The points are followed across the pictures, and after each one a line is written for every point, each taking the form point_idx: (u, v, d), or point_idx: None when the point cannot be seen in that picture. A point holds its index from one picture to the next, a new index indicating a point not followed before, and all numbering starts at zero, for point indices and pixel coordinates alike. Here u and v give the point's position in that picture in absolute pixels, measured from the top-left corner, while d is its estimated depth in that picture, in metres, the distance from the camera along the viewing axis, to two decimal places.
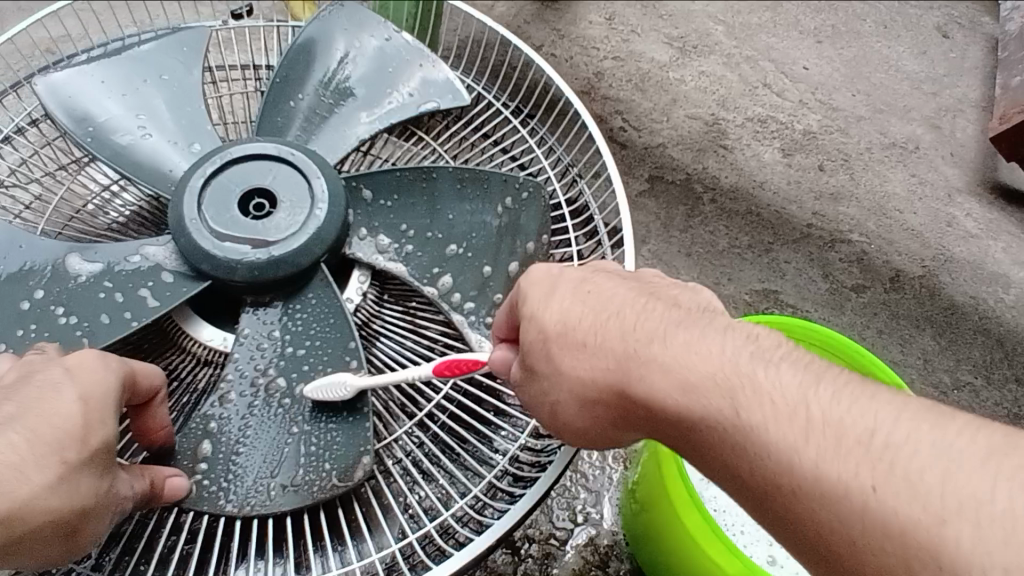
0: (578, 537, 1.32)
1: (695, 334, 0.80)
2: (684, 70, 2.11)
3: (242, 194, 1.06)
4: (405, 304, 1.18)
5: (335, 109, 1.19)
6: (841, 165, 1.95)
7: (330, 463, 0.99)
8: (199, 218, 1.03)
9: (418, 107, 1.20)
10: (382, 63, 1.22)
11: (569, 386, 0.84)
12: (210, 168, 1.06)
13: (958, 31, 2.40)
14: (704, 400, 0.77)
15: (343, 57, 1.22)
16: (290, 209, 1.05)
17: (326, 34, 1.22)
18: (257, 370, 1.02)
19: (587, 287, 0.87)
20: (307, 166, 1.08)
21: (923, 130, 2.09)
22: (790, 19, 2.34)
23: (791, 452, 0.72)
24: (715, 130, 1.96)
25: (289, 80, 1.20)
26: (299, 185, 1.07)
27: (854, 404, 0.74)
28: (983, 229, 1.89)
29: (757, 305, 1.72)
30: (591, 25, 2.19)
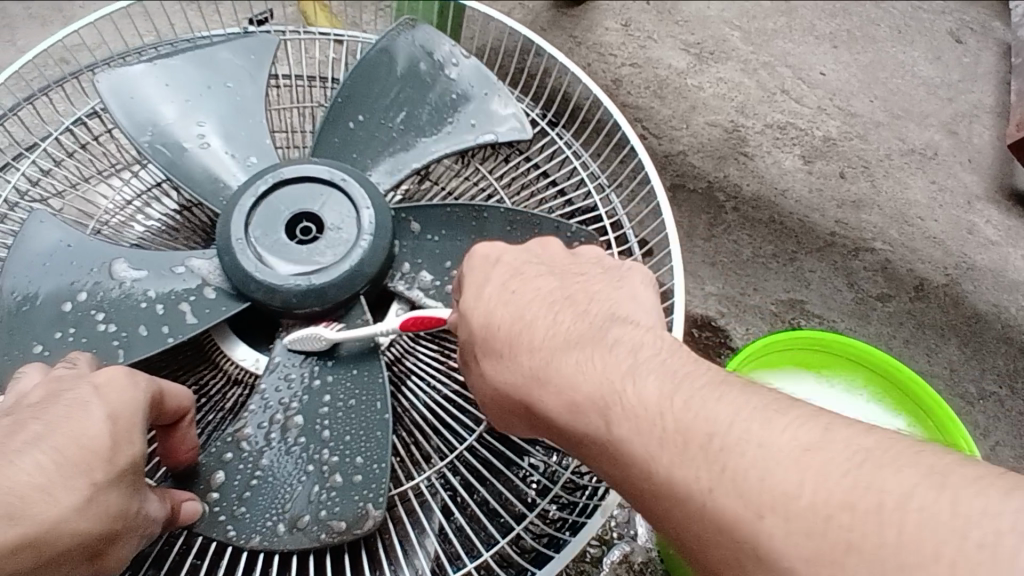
0: (611, 555, 1.30)
1: (584, 353, 0.76)
2: (702, 76, 2.10)
3: (292, 217, 1.05)
4: (440, 343, 1.14)
5: (393, 134, 1.19)
6: (861, 172, 1.94)
7: (341, 509, 0.94)
8: (246, 237, 1.03)
9: (476, 139, 1.19)
10: (443, 87, 1.21)
11: (488, 392, 0.84)
12: (262, 185, 1.06)
13: (971, 36, 2.39)
14: (586, 416, 0.74)
15: (402, 78, 1.21)
16: (337, 237, 1.04)
17: (392, 56, 1.21)
18: (282, 403, 1.00)
19: (512, 287, 0.86)
20: (357, 194, 1.07)
21: (941, 137, 2.09)
22: (806, 25, 2.33)
23: (647, 462, 0.70)
24: (734, 137, 1.95)
25: (351, 101, 1.19)
26: (349, 213, 1.06)
27: (705, 406, 0.69)
28: (1004, 236, 1.88)
29: (781, 315, 1.72)
30: (607, 31, 2.18)
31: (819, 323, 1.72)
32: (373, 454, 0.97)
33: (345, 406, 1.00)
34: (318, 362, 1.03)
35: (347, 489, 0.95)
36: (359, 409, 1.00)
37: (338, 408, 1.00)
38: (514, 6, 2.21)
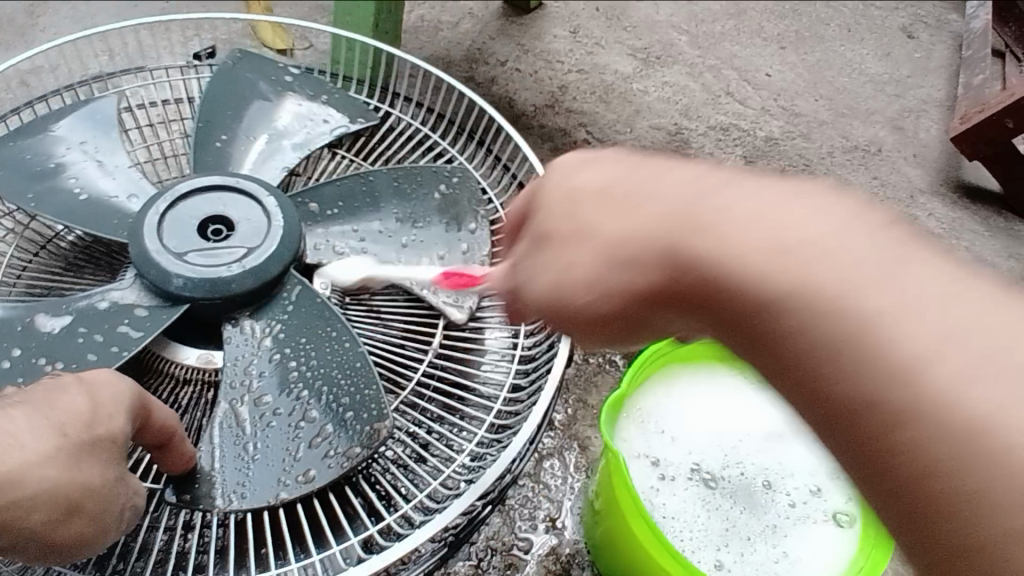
0: (546, 543, 1.33)
1: (759, 182, 0.69)
2: (648, 81, 2.15)
3: (199, 223, 1.11)
4: (366, 302, 1.27)
5: (258, 146, 1.27)
6: (803, 170, 2.00)
7: (336, 449, 1.01)
8: (161, 249, 1.07)
9: (333, 131, 1.30)
10: (290, 97, 1.31)
11: (596, 243, 0.70)
12: (163, 204, 1.12)
13: (923, 31, 2.45)
14: (794, 262, 0.65)
15: (248, 95, 1.30)
16: (251, 227, 1.11)
17: (224, 80, 1.31)
18: (252, 381, 1.07)
19: (578, 188, 0.75)
20: (254, 189, 1.15)
21: (886, 133, 2.13)
22: (754, 27, 2.38)
23: (861, 318, 0.63)
24: (678, 139, 2.02)
25: (211, 123, 1.28)
26: (251, 206, 1.14)
27: (897, 250, 0.64)
28: (946, 229, 1.93)
29: None
30: (555, 38, 2.23)
31: None
32: (354, 393, 1.06)
33: (310, 368, 1.08)
34: (273, 338, 1.10)
35: (331, 435, 1.02)
36: (332, 361, 1.09)
37: (308, 369, 1.08)
38: (463, 17, 2.26)
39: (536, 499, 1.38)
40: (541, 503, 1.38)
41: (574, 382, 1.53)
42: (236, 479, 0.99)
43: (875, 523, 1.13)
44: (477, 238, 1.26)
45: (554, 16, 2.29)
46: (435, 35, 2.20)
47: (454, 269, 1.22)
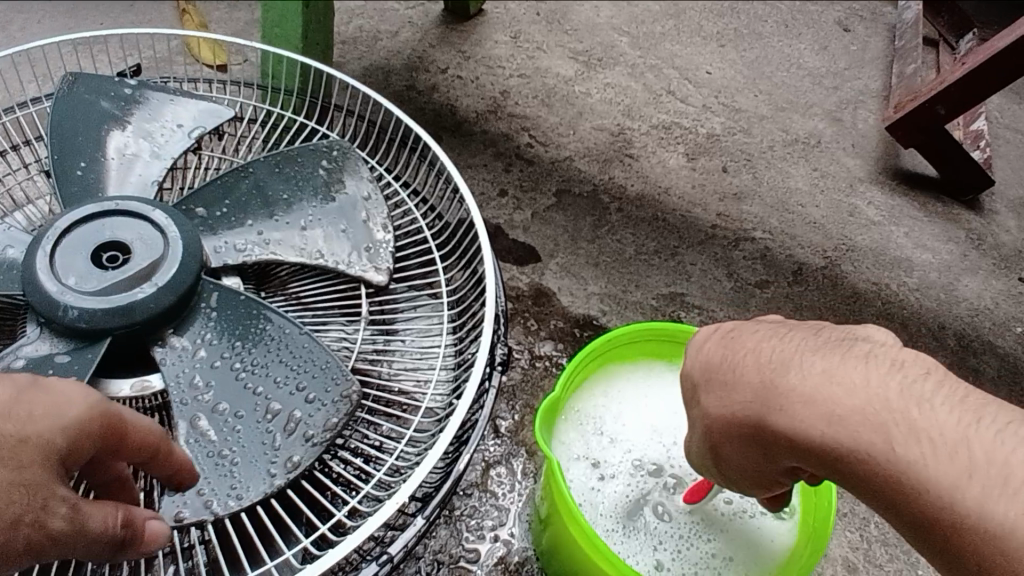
0: (494, 553, 1.32)
1: (832, 363, 0.69)
2: (590, 83, 2.16)
3: (92, 254, 1.07)
4: (284, 292, 1.32)
5: (120, 163, 1.27)
6: (744, 165, 2.02)
7: (310, 428, 1.04)
8: (61, 288, 1.03)
9: (190, 133, 1.30)
10: (136, 110, 1.30)
11: (718, 428, 0.76)
12: (49, 244, 1.07)
13: (859, 24, 2.50)
14: (856, 434, 0.65)
15: (90, 116, 1.28)
16: (149, 243, 1.09)
17: (63, 107, 1.27)
18: (202, 390, 1.07)
19: (731, 336, 0.80)
20: (138, 207, 1.12)
21: (824, 125, 2.17)
22: (693, 26, 2.41)
23: (913, 468, 0.63)
24: (620, 139, 2.02)
25: (64, 152, 1.24)
26: (140, 223, 1.11)
27: (835, 378, 0.68)
28: (885, 216, 1.96)
29: (662, 308, 1.72)
30: (496, 44, 2.23)
31: (699, 313, 1.72)
32: (312, 373, 1.09)
33: (262, 364, 1.09)
34: (208, 347, 1.10)
35: (299, 421, 1.05)
36: (284, 351, 1.11)
37: (258, 365, 1.09)
38: (403, 27, 2.25)
39: (484, 508, 1.36)
40: (489, 513, 1.36)
41: (522, 388, 1.53)
42: (223, 479, 1.00)
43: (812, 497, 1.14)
44: (367, 197, 1.32)
45: (495, 22, 2.30)
46: (375, 45, 2.18)
47: (365, 242, 1.28)
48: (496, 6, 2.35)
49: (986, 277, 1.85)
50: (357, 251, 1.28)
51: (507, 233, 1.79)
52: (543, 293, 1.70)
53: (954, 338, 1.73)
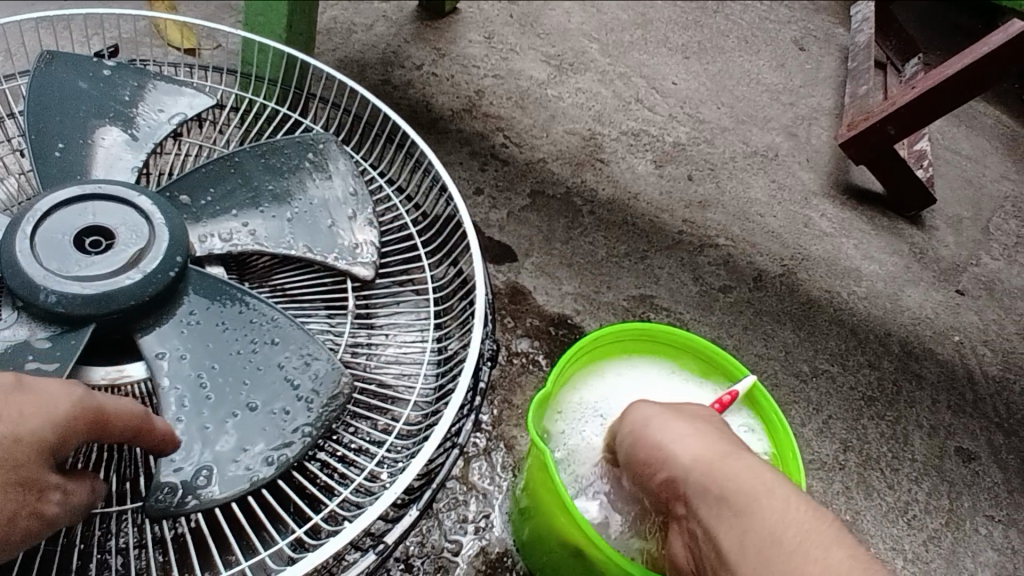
0: (474, 545, 1.38)
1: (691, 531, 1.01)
2: (562, 87, 2.21)
3: (74, 239, 1.05)
4: (270, 284, 1.32)
5: (99, 146, 1.23)
6: (708, 174, 2.10)
7: (298, 425, 1.03)
8: (42, 273, 1.00)
9: (172, 119, 1.28)
10: (118, 91, 1.27)
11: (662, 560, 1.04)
12: (27, 226, 1.04)
13: (813, 43, 2.63)
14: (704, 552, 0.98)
15: (69, 96, 1.24)
16: (133, 231, 1.07)
17: (43, 83, 1.24)
18: (189, 380, 1.06)
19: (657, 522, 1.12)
20: (121, 192, 1.10)
21: (781, 139, 2.27)
22: (660, 37, 2.49)
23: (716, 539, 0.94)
24: (591, 144, 2.08)
25: (42, 131, 1.21)
26: (124, 209, 1.09)
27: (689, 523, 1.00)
28: (837, 228, 2.07)
29: (633, 310, 1.79)
30: (470, 44, 2.26)
31: (667, 315, 1.80)
32: (303, 369, 1.08)
33: (250, 358, 1.08)
34: (190, 336, 1.09)
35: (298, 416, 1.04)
36: (275, 346, 1.10)
37: (249, 358, 1.08)
38: (377, 21, 2.25)
39: (464, 501, 1.42)
40: (469, 505, 1.42)
41: (500, 384, 1.59)
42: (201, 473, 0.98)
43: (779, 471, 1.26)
44: (353, 193, 1.31)
45: (469, 21, 2.32)
46: (350, 37, 2.19)
47: (349, 237, 1.28)
48: (469, 6, 2.37)
49: (927, 288, 1.98)
50: (339, 247, 1.27)
51: (484, 232, 1.84)
52: (519, 291, 1.76)
53: (898, 345, 1.85)
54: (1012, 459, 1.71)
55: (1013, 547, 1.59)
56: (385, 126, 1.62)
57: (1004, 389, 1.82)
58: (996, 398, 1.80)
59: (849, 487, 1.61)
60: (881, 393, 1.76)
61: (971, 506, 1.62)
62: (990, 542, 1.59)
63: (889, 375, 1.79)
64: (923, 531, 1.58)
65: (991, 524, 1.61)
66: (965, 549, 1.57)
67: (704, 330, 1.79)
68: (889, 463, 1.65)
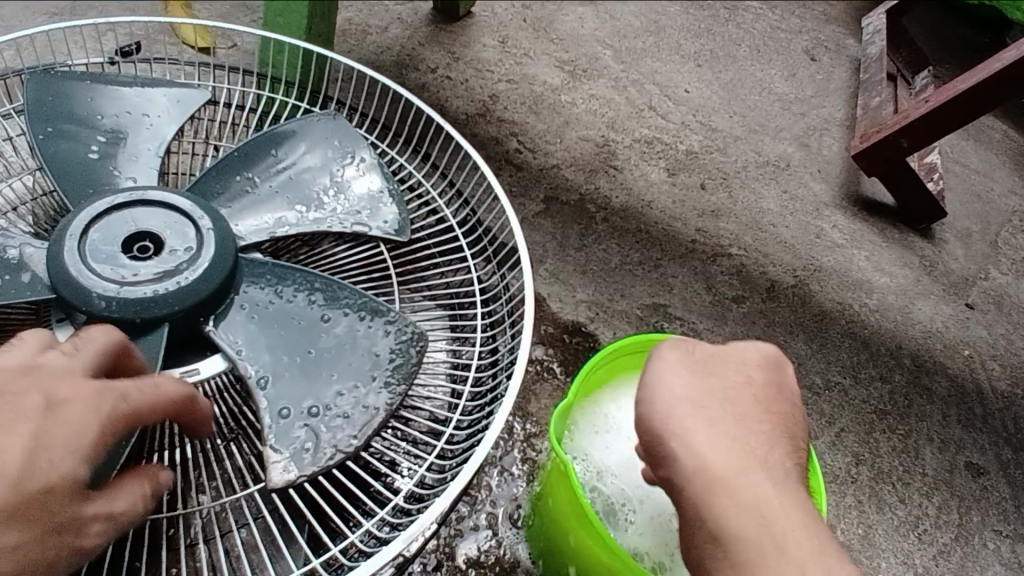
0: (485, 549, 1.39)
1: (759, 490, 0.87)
2: (575, 93, 2.21)
3: (134, 234, 1.03)
4: None
5: (257, 195, 1.19)
6: (720, 183, 2.10)
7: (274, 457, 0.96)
8: (77, 246, 1.00)
9: (340, 211, 1.20)
10: (355, 168, 1.23)
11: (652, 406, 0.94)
12: (116, 198, 1.05)
13: (825, 54, 2.63)
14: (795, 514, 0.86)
15: (276, 149, 1.22)
16: (172, 255, 1.02)
17: (307, 131, 1.24)
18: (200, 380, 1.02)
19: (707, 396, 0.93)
20: (204, 237, 1.05)
21: (793, 149, 2.27)
22: (672, 45, 2.49)
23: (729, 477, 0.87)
24: (605, 151, 2.08)
25: (241, 156, 1.20)
26: (188, 231, 1.05)
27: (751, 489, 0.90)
28: (849, 240, 2.07)
29: (646, 318, 1.79)
30: (484, 48, 2.25)
31: (680, 324, 1.79)
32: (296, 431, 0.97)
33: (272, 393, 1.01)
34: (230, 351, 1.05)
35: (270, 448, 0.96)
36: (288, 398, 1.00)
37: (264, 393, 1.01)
38: (391, 23, 2.25)
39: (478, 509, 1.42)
40: (483, 513, 1.43)
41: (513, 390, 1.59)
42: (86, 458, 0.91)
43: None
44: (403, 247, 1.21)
45: (483, 25, 2.32)
46: (364, 39, 2.19)
47: None
48: (483, 9, 2.37)
49: (937, 301, 1.99)
50: None
51: None
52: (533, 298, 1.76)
53: (909, 358, 1.85)
54: (1021, 475, 1.71)
55: (1022, 563, 1.59)
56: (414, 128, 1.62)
57: (1013, 404, 1.82)
58: (1005, 413, 1.80)
59: (861, 500, 1.61)
60: (892, 406, 1.76)
61: (981, 521, 1.62)
62: (999, 557, 1.59)
63: (900, 388, 1.79)
64: (933, 546, 1.58)
65: (1000, 540, 1.61)
66: (975, 564, 1.57)
67: (716, 340, 1.79)
68: (900, 477, 1.65)
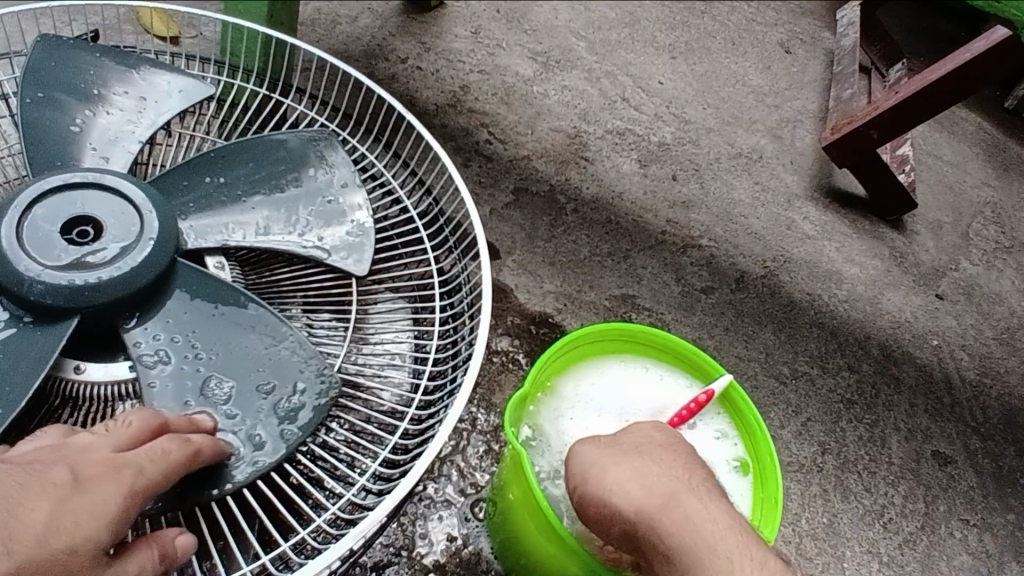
0: (443, 544, 1.38)
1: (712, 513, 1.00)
2: (548, 84, 2.20)
3: (77, 217, 1.02)
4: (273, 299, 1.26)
5: (220, 199, 1.18)
6: (692, 174, 2.10)
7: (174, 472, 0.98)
8: (18, 220, 1.00)
9: (302, 234, 1.19)
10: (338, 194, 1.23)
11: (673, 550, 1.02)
12: (70, 178, 1.04)
13: (799, 46, 2.64)
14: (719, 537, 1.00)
15: (258, 157, 1.21)
16: (112, 248, 1.00)
17: (295, 145, 1.23)
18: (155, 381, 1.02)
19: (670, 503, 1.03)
20: (141, 233, 1.03)
21: (766, 141, 2.27)
22: (647, 36, 2.48)
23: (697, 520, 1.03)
24: (577, 142, 2.07)
25: (217, 155, 1.19)
26: (132, 225, 1.03)
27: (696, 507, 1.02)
28: (819, 231, 2.07)
29: (615, 310, 1.78)
30: (456, 38, 2.24)
31: (649, 315, 1.79)
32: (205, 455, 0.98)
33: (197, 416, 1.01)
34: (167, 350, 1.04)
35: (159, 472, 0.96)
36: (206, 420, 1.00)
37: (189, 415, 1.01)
38: (362, 13, 2.23)
39: (438, 502, 1.42)
40: (444, 506, 1.42)
41: (478, 381, 1.59)
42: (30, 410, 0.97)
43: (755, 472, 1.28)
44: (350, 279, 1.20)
45: (455, 16, 2.30)
46: (333, 29, 2.17)
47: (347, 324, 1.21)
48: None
49: (907, 292, 2.00)
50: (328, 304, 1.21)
51: None
52: (501, 290, 1.76)
53: (877, 348, 1.86)
54: (988, 463, 1.72)
55: (987, 550, 1.61)
56: (379, 117, 1.60)
57: (981, 393, 1.83)
58: (973, 402, 1.81)
59: (828, 490, 1.61)
60: (859, 396, 1.76)
61: (947, 510, 1.63)
62: (964, 546, 1.60)
63: (867, 378, 1.80)
64: (898, 535, 1.58)
65: (966, 528, 1.62)
66: (940, 553, 1.58)
67: (686, 331, 1.79)
68: (866, 466, 1.66)
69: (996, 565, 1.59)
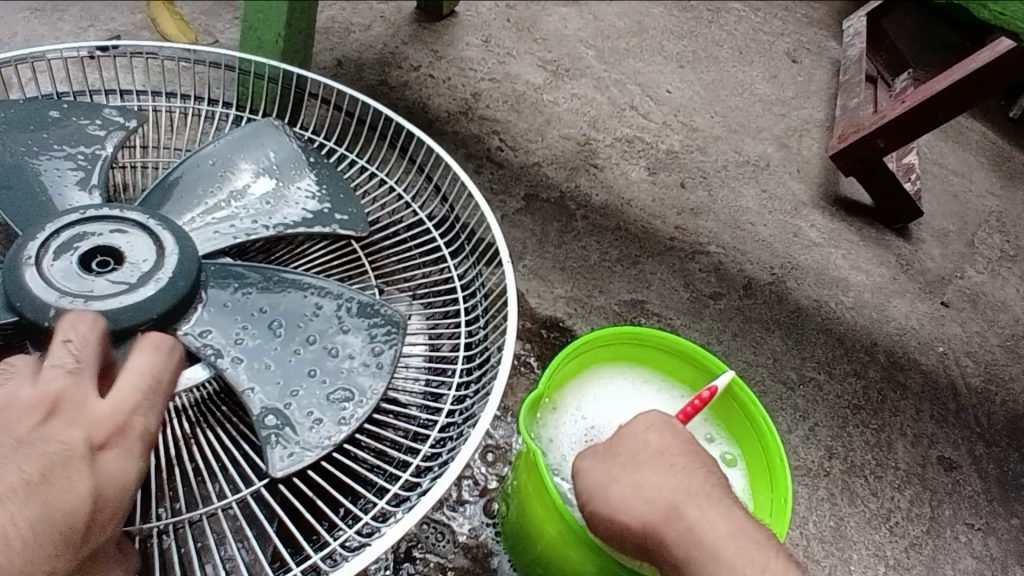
0: (452, 542, 1.40)
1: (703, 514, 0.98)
2: (557, 92, 2.23)
3: (116, 262, 0.97)
4: None
5: (240, 225, 1.15)
6: (700, 182, 2.12)
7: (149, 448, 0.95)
8: (156, 238, 1.00)
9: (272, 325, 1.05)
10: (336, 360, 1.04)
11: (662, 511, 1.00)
12: (156, 276, 0.97)
13: (806, 56, 2.67)
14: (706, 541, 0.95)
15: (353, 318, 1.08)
16: (54, 272, 0.94)
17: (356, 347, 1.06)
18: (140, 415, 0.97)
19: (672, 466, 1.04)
20: (39, 289, 0.92)
21: (773, 149, 2.29)
22: (655, 45, 2.51)
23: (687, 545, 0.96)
24: (586, 150, 2.10)
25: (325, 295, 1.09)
26: (58, 290, 0.92)
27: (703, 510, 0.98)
28: (826, 238, 2.09)
29: (624, 315, 1.80)
30: (467, 47, 2.27)
31: (657, 320, 1.81)
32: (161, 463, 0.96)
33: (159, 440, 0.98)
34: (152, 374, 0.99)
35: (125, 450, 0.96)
36: None
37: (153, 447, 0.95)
38: (375, 22, 2.28)
39: (451, 504, 1.44)
40: (455, 507, 1.44)
41: None
42: None
43: (767, 474, 1.27)
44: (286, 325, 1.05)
45: (466, 25, 2.34)
46: (347, 37, 2.21)
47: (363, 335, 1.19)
48: (467, 10, 2.40)
49: (913, 299, 2.01)
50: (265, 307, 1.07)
51: None
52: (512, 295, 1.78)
53: (884, 354, 1.88)
54: (992, 469, 1.74)
55: (992, 554, 1.61)
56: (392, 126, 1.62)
57: (985, 400, 1.84)
58: (978, 408, 1.83)
59: (834, 494, 1.63)
60: (866, 401, 1.78)
61: (952, 514, 1.65)
62: (970, 549, 1.61)
63: (874, 384, 1.82)
64: (904, 538, 1.60)
65: (971, 532, 1.63)
66: (946, 556, 1.59)
67: (695, 336, 1.80)
68: (872, 471, 1.68)
69: (1000, 568, 1.60)
